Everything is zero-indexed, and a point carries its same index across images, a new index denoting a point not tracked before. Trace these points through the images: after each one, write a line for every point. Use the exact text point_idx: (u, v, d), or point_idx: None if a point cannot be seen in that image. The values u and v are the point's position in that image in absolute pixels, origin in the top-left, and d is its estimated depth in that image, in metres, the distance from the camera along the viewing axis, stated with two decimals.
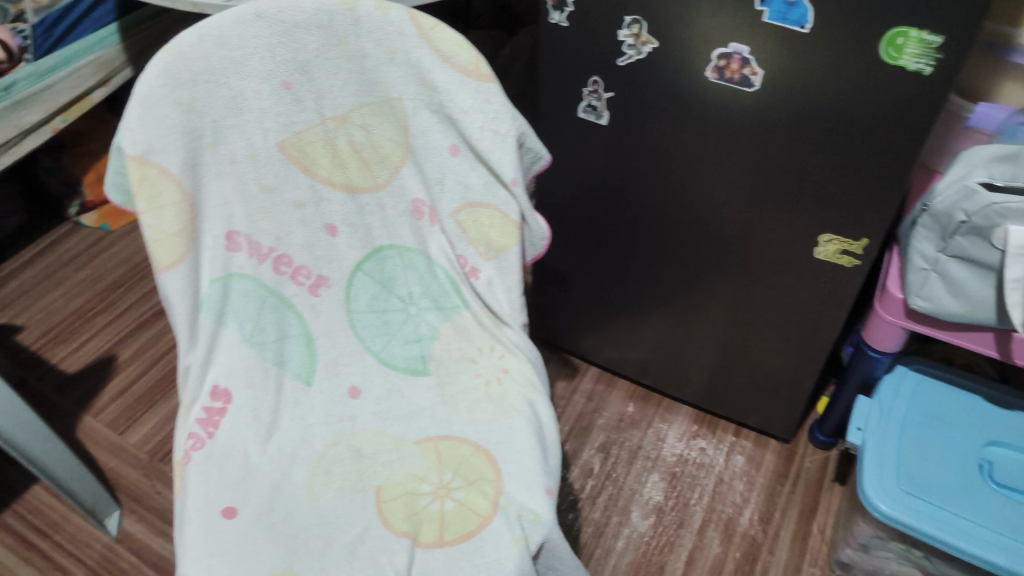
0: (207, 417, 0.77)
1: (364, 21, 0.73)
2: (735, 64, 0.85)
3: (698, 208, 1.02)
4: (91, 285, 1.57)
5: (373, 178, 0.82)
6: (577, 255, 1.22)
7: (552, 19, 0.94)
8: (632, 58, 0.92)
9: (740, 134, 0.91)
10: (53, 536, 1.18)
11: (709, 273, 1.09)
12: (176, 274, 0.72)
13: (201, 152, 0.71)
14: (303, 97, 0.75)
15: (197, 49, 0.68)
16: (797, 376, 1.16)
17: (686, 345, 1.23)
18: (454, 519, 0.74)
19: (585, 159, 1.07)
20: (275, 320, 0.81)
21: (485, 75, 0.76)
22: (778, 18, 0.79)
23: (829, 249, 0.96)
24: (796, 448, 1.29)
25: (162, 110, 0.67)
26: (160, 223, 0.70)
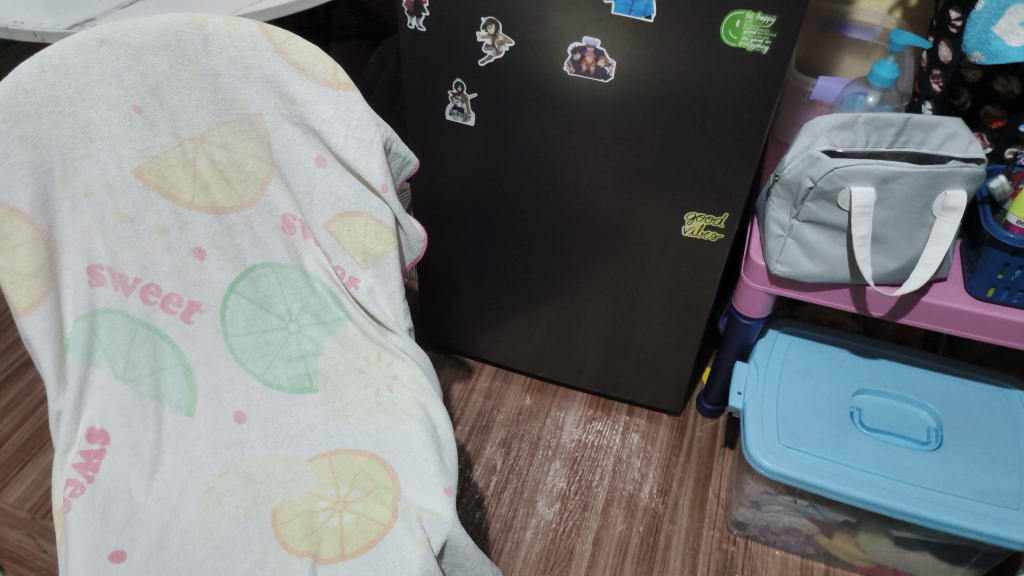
0: (86, 460, 0.73)
1: (213, 38, 0.71)
2: (590, 57, 0.88)
3: (573, 199, 1.05)
4: None
5: (238, 198, 0.81)
6: (461, 256, 1.23)
7: (410, 25, 0.95)
8: (491, 58, 0.93)
9: (604, 124, 0.94)
10: None
11: (589, 261, 1.13)
12: (38, 316, 0.69)
13: (53, 186, 0.69)
14: (156, 121, 0.74)
15: (37, 80, 0.65)
16: (682, 351, 1.21)
17: (576, 332, 1.26)
18: (354, 531, 0.73)
19: (459, 161, 1.08)
20: (148, 353, 0.79)
21: (344, 84, 0.75)
22: (625, 10, 0.83)
23: (694, 226, 1.01)
24: (686, 420, 1.35)
25: (6, 147, 0.64)
26: (14, 264, 0.67)
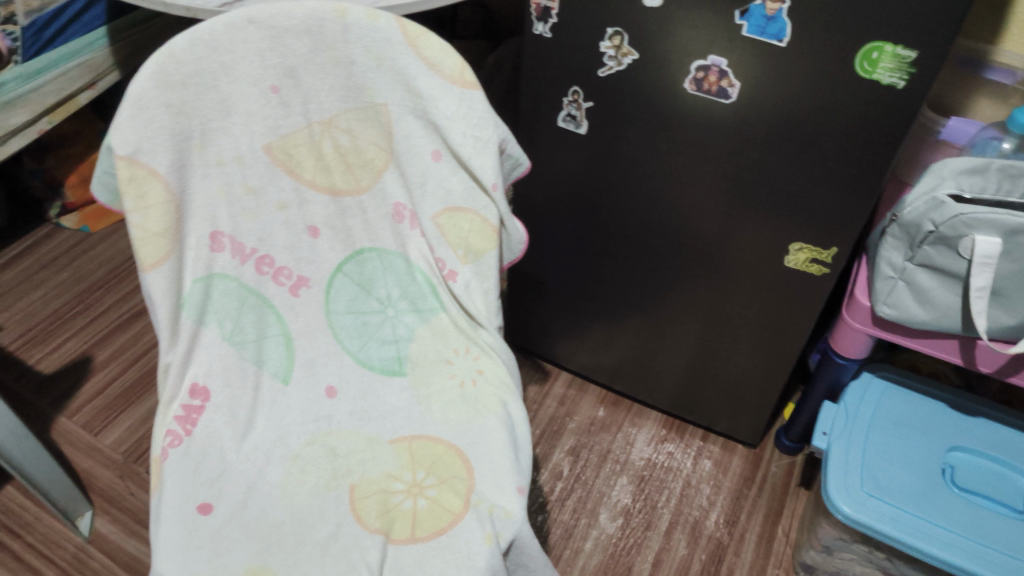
0: (186, 414, 0.78)
1: (353, 28, 0.75)
2: (713, 76, 0.87)
3: (672, 218, 1.05)
4: (69, 287, 1.56)
5: (355, 182, 0.85)
6: (554, 261, 1.24)
7: (536, 30, 0.97)
8: (612, 69, 0.94)
9: (716, 145, 0.94)
10: (25, 537, 1.17)
11: (681, 280, 1.12)
12: (160, 273, 0.73)
13: (189, 153, 0.74)
14: (290, 101, 0.78)
15: (188, 52, 0.70)
16: (767, 383, 1.19)
17: (659, 351, 1.25)
18: (427, 517, 0.75)
19: (564, 167, 1.09)
20: (255, 320, 0.83)
21: (470, 83, 0.77)
22: (756, 32, 0.82)
23: (799, 257, 0.99)
24: (762, 453, 1.32)
25: (152, 112, 0.69)
26: (146, 223, 0.72)
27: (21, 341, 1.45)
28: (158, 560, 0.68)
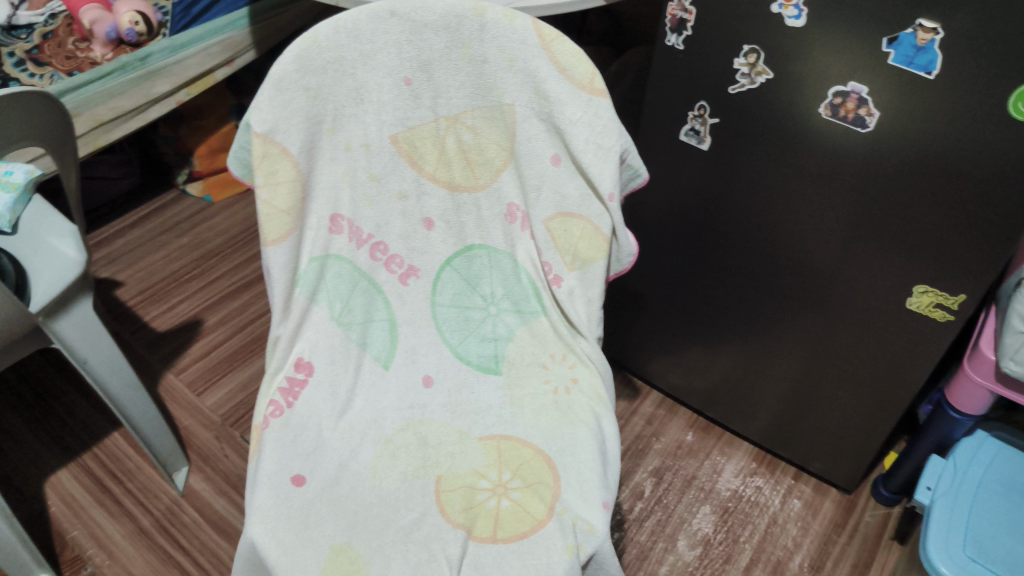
0: (289, 387, 0.80)
1: (490, 27, 0.75)
2: (851, 103, 0.84)
3: (786, 246, 1.02)
4: (188, 252, 1.64)
5: (474, 179, 0.86)
6: (659, 277, 1.22)
7: (669, 41, 0.96)
8: (744, 87, 0.92)
9: (844, 176, 0.90)
10: (125, 484, 1.24)
11: (789, 311, 1.08)
12: (281, 249, 0.76)
13: (320, 136, 0.76)
14: (421, 94, 0.80)
15: (332, 39, 0.73)
16: (869, 428, 1.13)
17: (757, 381, 1.22)
18: (509, 518, 0.75)
19: (681, 182, 1.07)
20: (364, 303, 0.86)
21: (599, 90, 0.76)
22: (903, 62, 0.78)
23: (921, 301, 0.94)
24: (857, 500, 1.26)
25: (291, 94, 0.72)
26: (273, 200, 0.75)
27: (140, 298, 1.53)
28: (251, 524, 0.70)
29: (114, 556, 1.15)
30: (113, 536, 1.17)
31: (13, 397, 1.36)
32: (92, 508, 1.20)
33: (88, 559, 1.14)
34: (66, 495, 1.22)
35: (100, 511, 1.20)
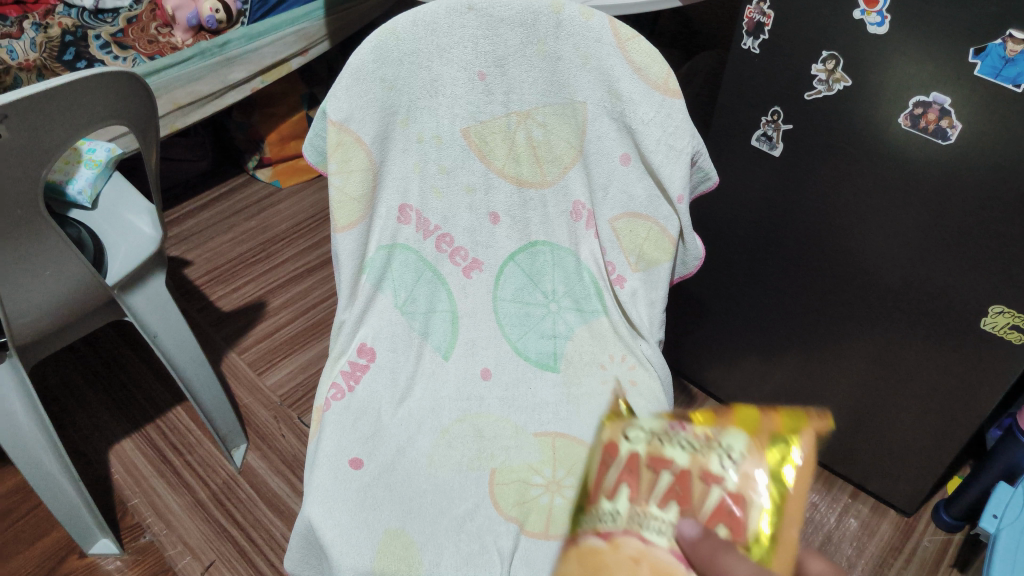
0: (351, 371, 0.82)
1: (566, 24, 0.76)
2: (933, 114, 0.82)
3: (857, 260, 0.99)
4: (256, 235, 1.68)
5: (542, 175, 0.86)
6: (722, 284, 1.20)
7: (745, 44, 0.95)
8: (820, 93, 0.90)
9: (920, 188, 0.87)
10: (186, 456, 1.28)
11: (855, 328, 1.06)
12: (350, 235, 0.79)
13: (394, 127, 0.79)
14: (494, 89, 0.80)
15: (409, 32, 0.75)
16: (932, 451, 1.10)
17: (818, 395, 1.19)
18: (562, 516, 0.76)
19: (750, 188, 1.06)
20: (428, 293, 0.88)
21: (673, 91, 0.76)
22: (991, 74, 0.75)
23: (997, 321, 0.90)
24: (916, 524, 1.23)
25: (367, 84, 0.75)
26: (346, 186, 0.78)
27: (207, 277, 1.58)
28: (310, 503, 0.72)
29: (172, 525, 1.18)
30: (172, 506, 1.21)
31: (85, 366, 1.42)
32: (152, 479, 1.24)
33: (147, 527, 1.18)
34: (129, 463, 1.26)
35: (160, 482, 1.24)
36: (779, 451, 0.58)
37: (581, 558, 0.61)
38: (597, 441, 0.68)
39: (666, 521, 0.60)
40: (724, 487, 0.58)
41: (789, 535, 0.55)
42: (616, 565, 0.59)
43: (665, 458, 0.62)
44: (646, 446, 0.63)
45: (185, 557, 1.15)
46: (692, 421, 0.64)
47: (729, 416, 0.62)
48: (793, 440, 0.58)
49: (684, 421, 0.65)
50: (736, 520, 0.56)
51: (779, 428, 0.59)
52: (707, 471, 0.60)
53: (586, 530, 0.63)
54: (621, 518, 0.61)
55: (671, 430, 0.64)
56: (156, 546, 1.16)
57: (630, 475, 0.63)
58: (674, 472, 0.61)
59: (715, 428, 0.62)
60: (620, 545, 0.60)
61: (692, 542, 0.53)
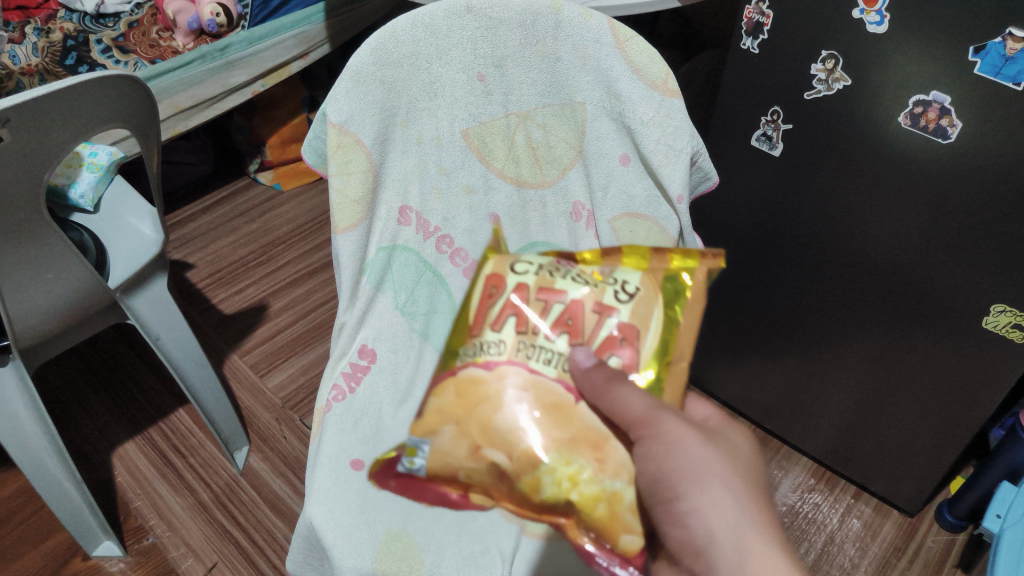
0: (352, 372, 0.83)
1: (565, 25, 0.76)
2: (933, 113, 0.81)
3: (858, 260, 0.99)
4: (257, 238, 1.69)
5: (542, 176, 0.88)
6: (724, 284, 1.20)
7: (744, 44, 0.95)
8: (820, 93, 0.90)
9: (920, 187, 0.87)
10: (188, 458, 1.28)
11: (856, 327, 1.06)
12: (350, 237, 0.80)
13: (393, 129, 0.79)
14: (493, 90, 0.81)
15: (408, 34, 0.75)
16: (934, 450, 1.10)
17: (820, 395, 1.19)
18: None
19: (750, 187, 1.06)
20: (428, 294, 0.88)
21: (672, 91, 0.76)
22: (990, 72, 0.75)
23: (999, 320, 0.89)
24: (919, 524, 1.22)
25: (367, 86, 0.75)
26: (345, 188, 0.78)
27: (209, 280, 1.58)
28: (311, 504, 0.72)
29: (174, 527, 1.19)
30: (174, 508, 1.21)
31: (87, 369, 1.42)
32: (155, 481, 1.24)
33: (150, 529, 1.18)
34: (132, 465, 1.27)
35: (162, 484, 1.24)
36: (660, 285, 0.69)
37: (459, 386, 0.69)
38: (478, 275, 0.75)
39: (555, 345, 0.68)
40: (614, 317, 0.68)
41: (683, 355, 0.67)
42: (498, 389, 0.68)
43: (556, 292, 0.70)
44: (536, 283, 0.71)
45: (187, 559, 1.15)
46: (576, 261, 0.73)
47: (611, 258, 0.73)
48: (671, 274, 0.70)
49: (565, 261, 0.73)
50: (626, 345, 0.66)
51: (656, 269, 0.70)
52: (598, 303, 0.69)
53: (465, 359, 0.70)
54: (507, 345, 0.69)
55: (555, 266, 0.72)
56: (159, 547, 1.16)
57: (518, 307, 0.70)
58: (565, 301, 0.69)
59: (598, 270, 0.72)
60: (505, 373, 0.68)
61: (589, 370, 0.64)
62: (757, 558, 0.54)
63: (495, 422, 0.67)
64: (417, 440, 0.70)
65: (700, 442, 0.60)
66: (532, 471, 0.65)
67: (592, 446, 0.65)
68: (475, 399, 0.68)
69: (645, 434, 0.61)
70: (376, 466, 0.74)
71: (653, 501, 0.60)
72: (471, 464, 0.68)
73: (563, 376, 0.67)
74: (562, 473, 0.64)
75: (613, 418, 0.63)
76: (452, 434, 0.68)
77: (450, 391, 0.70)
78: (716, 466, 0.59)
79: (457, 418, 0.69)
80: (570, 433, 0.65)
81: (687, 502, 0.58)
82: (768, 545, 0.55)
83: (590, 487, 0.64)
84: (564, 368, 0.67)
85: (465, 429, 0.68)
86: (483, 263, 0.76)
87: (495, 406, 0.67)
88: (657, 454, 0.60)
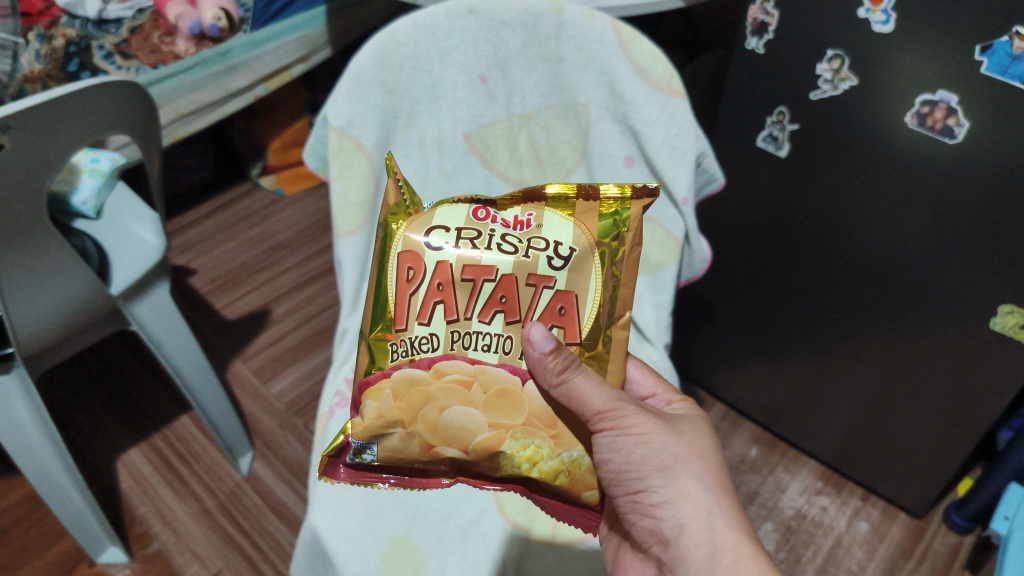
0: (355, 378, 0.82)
1: (568, 26, 0.75)
2: (940, 112, 0.81)
3: (865, 261, 0.98)
4: (259, 243, 1.68)
5: (545, 178, 0.86)
6: (729, 285, 1.19)
7: (749, 44, 0.94)
8: (826, 93, 0.89)
9: (928, 187, 0.86)
10: (192, 465, 1.27)
11: (863, 329, 1.05)
12: (352, 241, 0.79)
13: (395, 132, 0.79)
14: (495, 92, 0.80)
15: (410, 36, 0.75)
16: (941, 453, 1.08)
17: (827, 398, 1.18)
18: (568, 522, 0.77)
19: (756, 188, 1.05)
20: None
21: (676, 91, 0.75)
22: (997, 71, 0.74)
23: (1006, 321, 0.88)
24: (926, 526, 1.21)
25: (368, 89, 0.75)
26: (346, 192, 0.78)
27: (211, 286, 1.57)
28: (314, 510, 0.71)
29: (179, 534, 1.18)
30: (179, 515, 1.20)
31: (91, 376, 1.41)
32: (160, 488, 1.24)
33: (155, 536, 1.18)
34: (136, 473, 1.26)
35: (167, 490, 1.23)
36: (595, 239, 0.66)
37: (396, 388, 0.65)
38: (390, 248, 0.67)
39: (492, 327, 0.65)
40: (551, 286, 0.65)
41: (622, 305, 0.67)
42: (442, 389, 0.65)
43: (483, 268, 0.65)
44: (458, 260, 0.65)
45: (191, 565, 1.14)
46: (497, 211, 0.67)
47: (531, 203, 0.68)
48: (603, 218, 0.67)
49: (484, 212, 0.67)
50: (566, 314, 0.65)
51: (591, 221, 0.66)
52: (531, 274, 0.65)
53: (397, 358, 0.66)
54: (440, 338, 0.65)
55: (476, 231, 0.66)
56: (164, 554, 1.16)
57: (445, 288, 0.65)
58: (496, 278, 0.65)
59: (522, 219, 0.67)
60: (443, 368, 0.65)
61: (544, 357, 0.61)
62: (725, 548, 0.58)
63: (445, 421, 0.65)
64: (363, 440, 0.67)
65: (665, 431, 0.63)
66: (492, 457, 0.65)
67: (546, 425, 0.65)
68: (418, 400, 0.65)
69: (608, 427, 0.62)
70: (322, 460, 0.70)
71: (618, 491, 0.64)
72: (425, 459, 0.66)
73: (505, 359, 0.66)
74: (521, 457, 0.65)
75: (572, 406, 0.63)
76: (401, 434, 0.66)
77: (388, 394, 0.65)
78: (683, 452, 0.62)
79: (402, 420, 0.65)
80: (520, 418, 0.65)
81: (660, 494, 0.61)
82: (737, 538, 0.59)
83: (550, 462, 0.65)
84: (506, 349, 0.65)
85: (413, 428, 0.65)
86: (392, 224, 0.68)
87: (442, 404, 0.65)
88: (625, 446, 0.61)
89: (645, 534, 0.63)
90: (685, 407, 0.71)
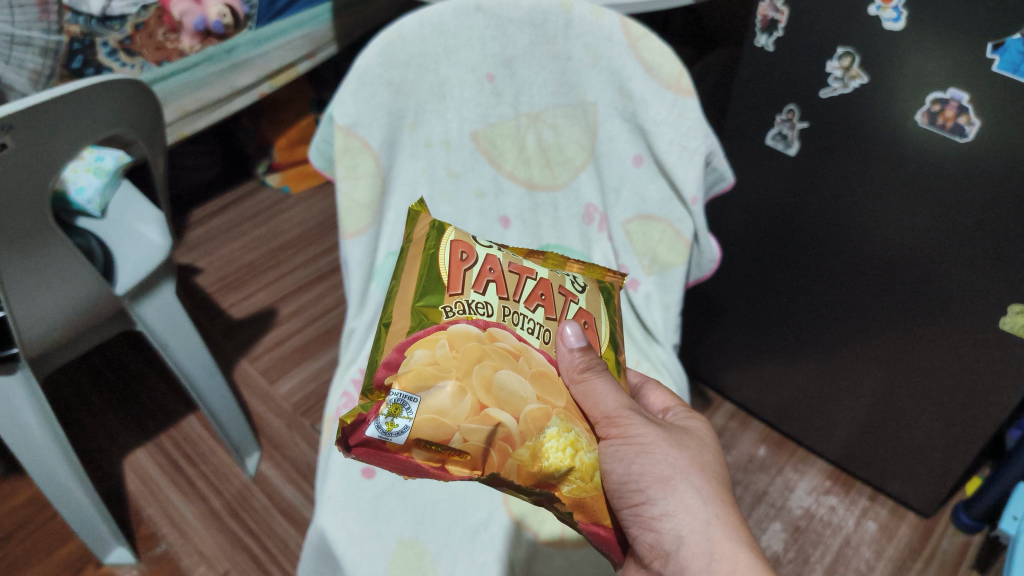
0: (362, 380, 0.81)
1: (576, 24, 0.76)
2: (950, 111, 0.80)
3: (876, 261, 0.97)
4: (265, 242, 1.68)
5: (552, 179, 0.87)
6: (738, 284, 1.19)
7: (758, 42, 0.93)
8: (836, 91, 0.88)
9: (940, 187, 0.85)
10: (198, 466, 1.27)
11: (873, 328, 1.04)
12: (358, 242, 0.78)
13: (401, 132, 0.78)
14: (503, 91, 0.80)
15: (417, 34, 0.74)
16: (949, 453, 1.08)
17: (835, 397, 1.18)
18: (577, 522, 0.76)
19: (765, 188, 1.04)
20: None
21: (685, 90, 0.75)
22: (1009, 69, 0.73)
23: (1017, 321, 0.87)
24: (935, 526, 1.20)
25: (374, 88, 0.73)
26: (352, 192, 0.77)
27: (218, 285, 1.57)
28: (322, 513, 0.71)
29: (186, 534, 1.18)
30: (185, 516, 1.20)
31: (97, 376, 1.41)
32: (166, 488, 1.24)
33: (161, 537, 1.17)
34: (143, 473, 1.26)
35: (173, 491, 1.23)
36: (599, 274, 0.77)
37: (453, 339, 0.65)
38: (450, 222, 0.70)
39: (535, 315, 0.69)
40: (576, 301, 0.72)
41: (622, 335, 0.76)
42: (495, 350, 0.66)
43: (526, 268, 0.71)
44: (505, 257, 0.71)
45: (198, 566, 1.14)
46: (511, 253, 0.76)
47: None
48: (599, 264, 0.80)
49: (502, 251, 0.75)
50: (589, 327, 0.71)
51: (605, 272, 0.77)
52: (561, 285, 0.72)
53: (453, 314, 0.66)
54: (494, 308, 0.68)
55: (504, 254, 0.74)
56: (171, 555, 1.15)
57: (496, 273, 0.69)
58: (537, 278, 0.71)
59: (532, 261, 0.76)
60: (496, 335, 0.67)
61: (573, 353, 0.66)
62: (722, 557, 0.57)
63: (500, 380, 0.65)
64: (404, 394, 0.63)
65: (666, 442, 0.62)
66: (536, 434, 0.64)
67: (582, 418, 0.66)
68: (474, 355, 0.65)
69: (614, 434, 0.63)
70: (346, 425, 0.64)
71: (620, 504, 0.63)
72: (471, 422, 0.64)
73: (544, 348, 0.68)
74: (566, 438, 0.64)
75: (585, 406, 0.66)
76: (452, 391, 0.64)
77: (443, 345, 0.65)
78: (683, 464, 0.61)
79: (457, 372, 0.64)
80: (562, 401, 0.66)
81: (660, 505, 0.60)
82: (743, 543, 0.58)
83: (589, 454, 0.64)
84: (546, 338, 0.69)
85: (466, 385, 0.64)
86: None
87: (496, 363, 0.66)
88: (627, 455, 0.62)
89: (646, 549, 0.62)
90: (688, 418, 0.69)
